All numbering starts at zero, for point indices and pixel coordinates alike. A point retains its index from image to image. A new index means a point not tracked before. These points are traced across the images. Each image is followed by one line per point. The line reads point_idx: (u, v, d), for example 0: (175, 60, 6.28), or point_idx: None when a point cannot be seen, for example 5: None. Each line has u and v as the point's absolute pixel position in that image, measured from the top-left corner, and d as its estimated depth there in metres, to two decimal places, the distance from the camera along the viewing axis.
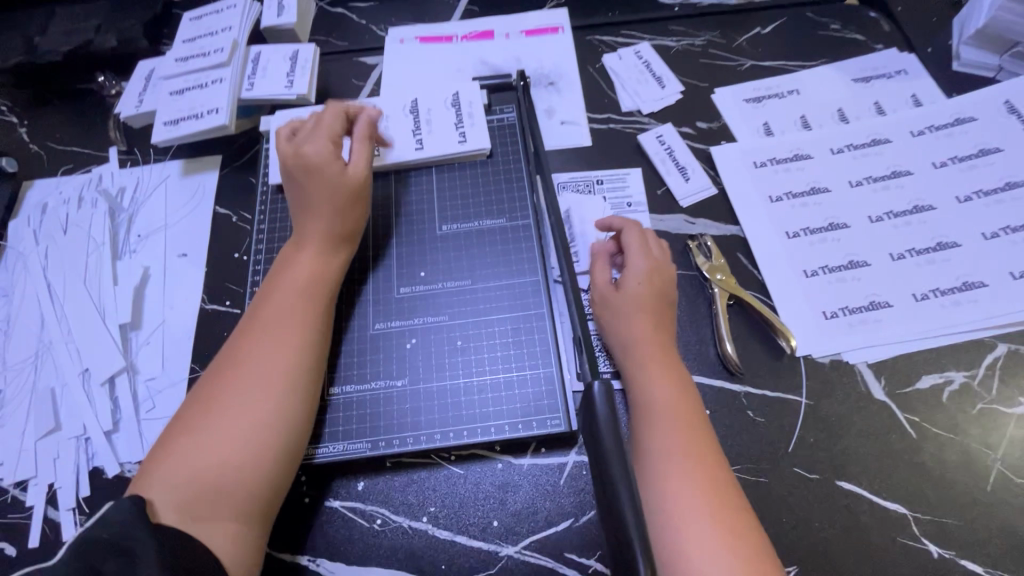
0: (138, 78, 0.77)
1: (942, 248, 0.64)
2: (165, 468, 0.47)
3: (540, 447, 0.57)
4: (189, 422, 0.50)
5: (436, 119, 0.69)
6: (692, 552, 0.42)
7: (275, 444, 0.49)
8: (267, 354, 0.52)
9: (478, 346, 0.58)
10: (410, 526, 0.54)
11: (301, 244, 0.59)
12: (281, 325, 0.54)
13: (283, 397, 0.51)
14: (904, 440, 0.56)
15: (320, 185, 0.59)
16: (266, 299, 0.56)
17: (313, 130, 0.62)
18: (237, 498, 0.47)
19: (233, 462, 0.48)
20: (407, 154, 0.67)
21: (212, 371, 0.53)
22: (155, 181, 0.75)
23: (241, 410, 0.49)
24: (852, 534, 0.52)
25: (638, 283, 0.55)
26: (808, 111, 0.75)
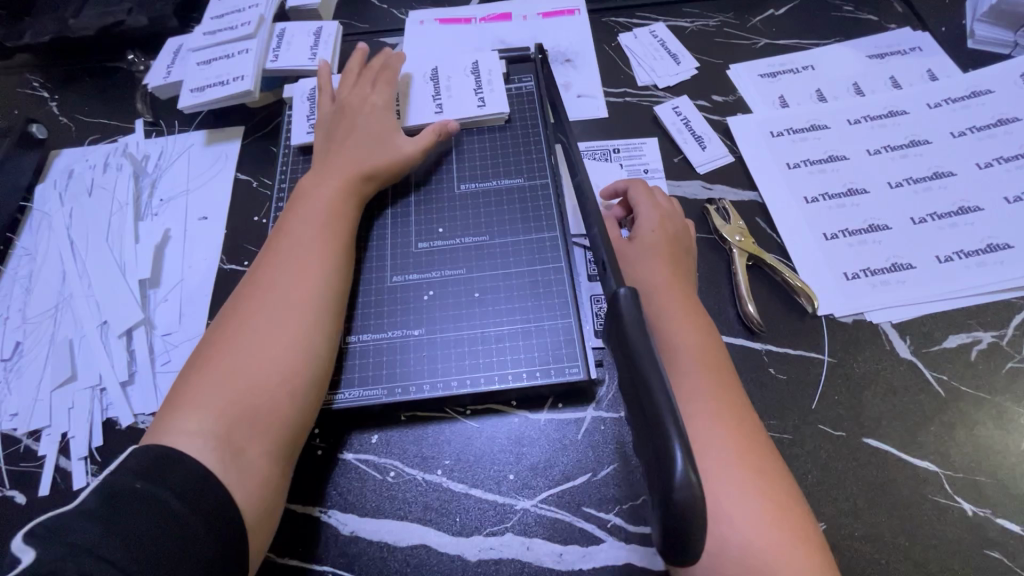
0: (166, 52, 0.80)
1: (964, 212, 0.63)
2: (195, 396, 0.47)
3: (557, 402, 0.56)
4: (214, 352, 0.50)
5: (455, 85, 0.71)
6: (711, 471, 0.44)
7: (305, 369, 0.50)
8: (293, 285, 0.53)
9: (495, 299, 0.59)
10: (424, 478, 0.53)
11: (322, 187, 0.60)
12: (305, 259, 0.55)
13: (310, 325, 0.52)
14: (933, 399, 0.54)
15: (350, 136, 0.64)
16: (287, 236, 0.57)
17: (347, 85, 0.68)
18: (270, 422, 0.48)
19: (265, 387, 0.48)
20: (427, 113, 0.69)
21: (233, 306, 0.53)
22: (179, 149, 0.76)
23: (268, 337, 0.50)
24: (881, 492, 0.51)
25: (652, 230, 0.57)
26: (824, 85, 0.75)
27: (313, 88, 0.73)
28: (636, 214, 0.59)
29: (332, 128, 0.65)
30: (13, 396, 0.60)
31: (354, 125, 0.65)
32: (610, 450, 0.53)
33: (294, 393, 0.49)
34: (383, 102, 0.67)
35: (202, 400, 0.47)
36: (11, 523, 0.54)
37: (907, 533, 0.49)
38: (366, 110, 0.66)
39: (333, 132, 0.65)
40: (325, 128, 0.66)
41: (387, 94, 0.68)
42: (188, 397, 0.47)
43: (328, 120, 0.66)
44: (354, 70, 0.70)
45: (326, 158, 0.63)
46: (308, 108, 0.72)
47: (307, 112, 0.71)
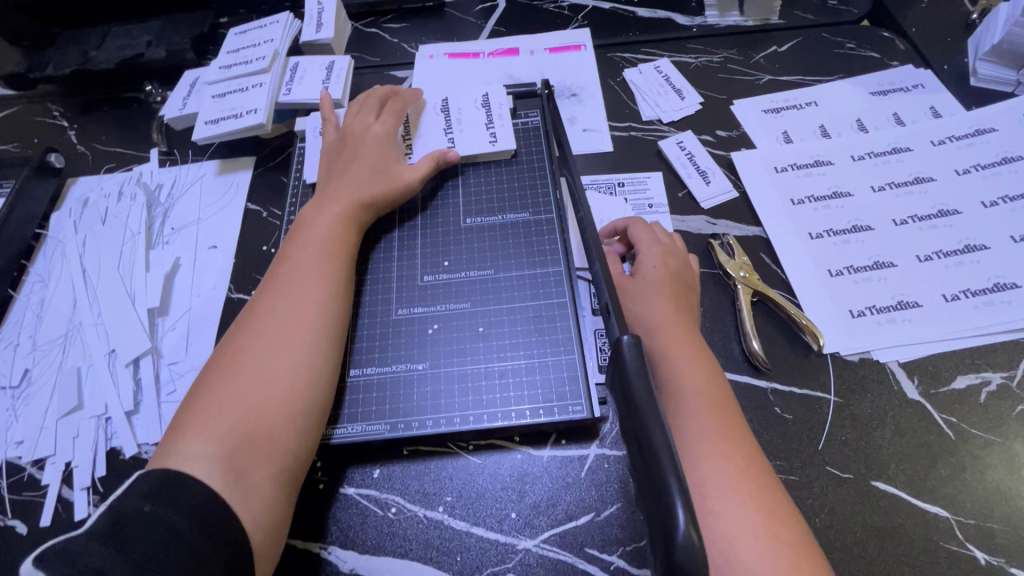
0: (182, 85, 0.82)
1: (970, 250, 0.63)
2: (197, 423, 0.47)
3: (560, 438, 0.56)
4: (216, 378, 0.50)
5: (466, 118, 0.72)
6: (719, 515, 0.44)
7: (307, 390, 0.51)
8: (294, 308, 0.54)
9: (499, 333, 0.59)
10: (425, 515, 0.53)
11: (324, 213, 0.61)
12: (306, 283, 0.56)
13: (311, 346, 0.52)
14: (942, 442, 0.54)
15: (353, 165, 0.65)
16: (288, 262, 0.58)
17: (351, 116, 0.70)
18: (274, 445, 0.48)
19: (267, 410, 0.48)
20: (439, 145, 0.70)
21: (234, 333, 0.54)
22: (192, 178, 0.78)
23: (269, 361, 0.50)
24: (890, 537, 0.50)
25: (655, 266, 0.57)
26: (827, 121, 0.76)
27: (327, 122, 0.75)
28: (637, 251, 0.60)
29: (336, 159, 0.67)
30: (20, 424, 0.61)
31: (357, 155, 0.66)
32: (613, 489, 0.53)
33: (297, 415, 0.49)
34: (385, 129, 0.69)
35: (205, 426, 0.47)
36: (10, 554, 0.54)
37: None
38: (369, 139, 0.67)
39: (337, 162, 0.66)
40: (329, 159, 0.68)
41: (390, 122, 0.69)
42: (191, 424, 0.47)
43: (331, 151, 0.68)
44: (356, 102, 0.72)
45: (329, 187, 0.64)
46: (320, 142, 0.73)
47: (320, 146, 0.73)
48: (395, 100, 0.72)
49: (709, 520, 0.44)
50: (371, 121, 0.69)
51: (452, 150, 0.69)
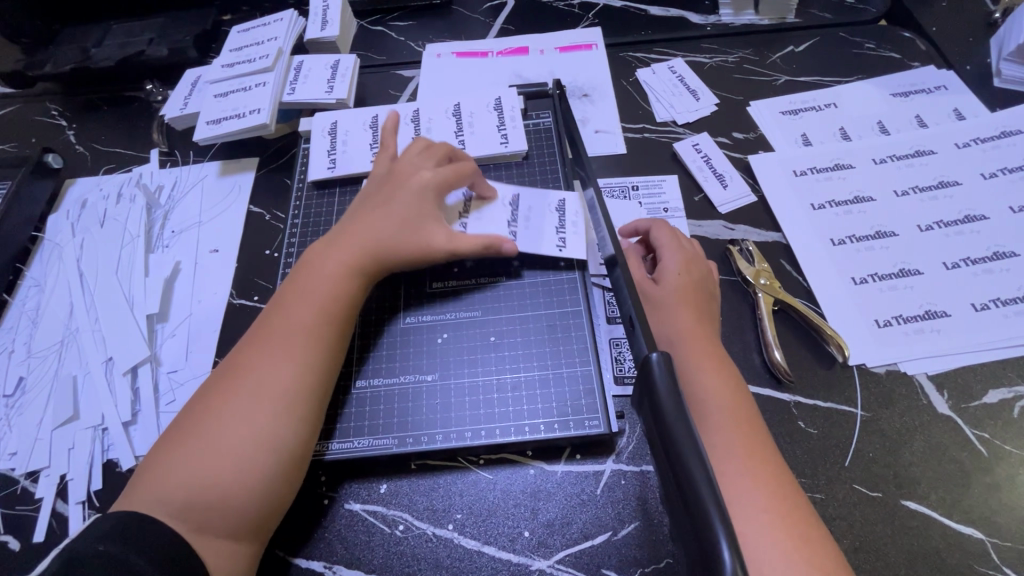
0: (184, 83, 0.80)
1: (1000, 257, 0.61)
2: (164, 470, 0.45)
3: (575, 453, 0.53)
4: (188, 424, 0.48)
5: (536, 218, 0.62)
6: (748, 540, 0.41)
7: (273, 460, 0.46)
8: (271, 366, 0.49)
9: (511, 343, 0.57)
10: (434, 533, 0.51)
11: (327, 256, 0.56)
12: (288, 337, 0.51)
13: (283, 412, 0.48)
14: (974, 458, 0.51)
15: (382, 209, 0.58)
16: (279, 307, 0.53)
17: (412, 153, 0.63)
18: (228, 512, 0.44)
19: (225, 476, 0.45)
20: (496, 232, 0.60)
21: (216, 375, 0.51)
22: (193, 180, 0.76)
23: (238, 421, 0.47)
24: (921, 559, 0.47)
25: (677, 274, 0.55)
26: (847, 123, 0.74)
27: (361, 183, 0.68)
28: (659, 254, 0.58)
29: (373, 201, 0.60)
30: (13, 435, 0.59)
31: (393, 198, 0.59)
32: (630, 507, 0.51)
33: (256, 487, 0.45)
34: (435, 178, 0.60)
35: (166, 479, 0.45)
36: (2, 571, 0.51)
37: None
38: (411, 186, 0.59)
39: (372, 201, 0.60)
40: (368, 194, 0.61)
41: (443, 175, 0.60)
42: (156, 470, 0.46)
43: (374, 185, 0.62)
44: (420, 144, 0.64)
45: (354, 225, 0.58)
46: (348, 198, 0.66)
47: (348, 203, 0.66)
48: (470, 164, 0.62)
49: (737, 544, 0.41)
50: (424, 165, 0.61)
51: (508, 240, 0.58)
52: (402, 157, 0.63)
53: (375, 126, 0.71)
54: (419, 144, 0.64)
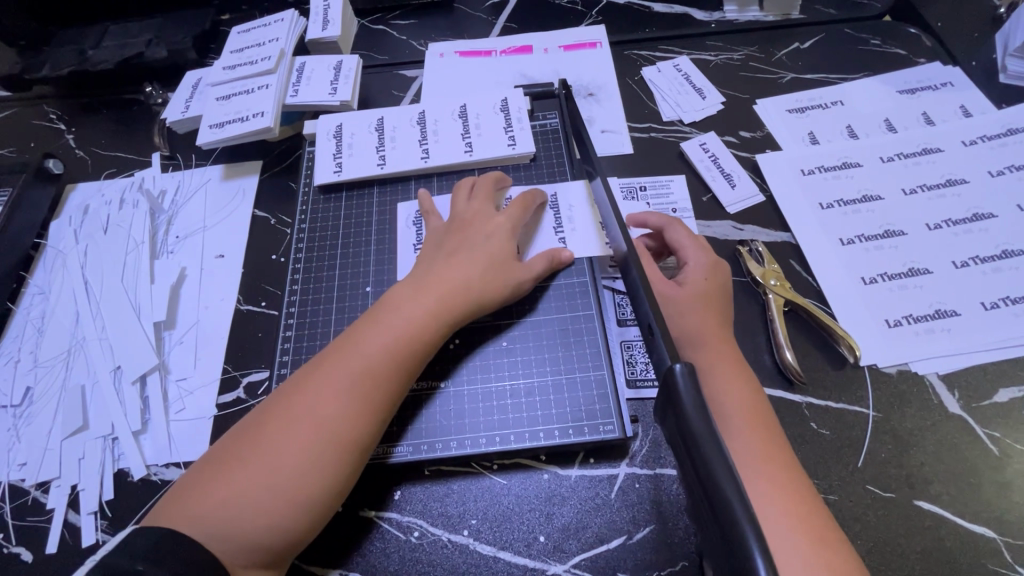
0: (185, 86, 0.79)
1: (1008, 255, 0.61)
2: (214, 495, 0.45)
3: (589, 457, 0.53)
4: (247, 454, 0.47)
5: (578, 216, 0.64)
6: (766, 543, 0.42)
7: (328, 512, 0.47)
8: (346, 419, 0.48)
9: (524, 348, 0.58)
10: (449, 539, 0.51)
11: (409, 300, 0.54)
12: (366, 389, 0.49)
13: (349, 469, 0.47)
14: (985, 457, 0.52)
15: (459, 256, 0.57)
16: (357, 349, 0.51)
17: (466, 197, 0.62)
18: (272, 551, 0.45)
19: (279, 521, 0.45)
20: (549, 243, 0.62)
21: (281, 406, 0.49)
22: (196, 184, 0.75)
23: (303, 472, 0.46)
24: (934, 558, 0.48)
25: (700, 277, 0.56)
26: (854, 121, 0.74)
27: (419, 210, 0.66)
28: (681, 253, 0.58)
29: (449, 238, 0.59)
30: (22, 445, 0.58)
31: (467, 245, 0.58)
32: (645, 510, 0.51)
33: (306, 532, 0.46)
34: (511, 222, 0.60)
35: (218, 506, 0.44)
36: None
37: None
38: (486, 232, 0.58)
39: (443, 247, 0.58)
40: (436, 241, 0.59)
41: (515, 216, 0.60)
42: (207, 494, 0.45)
43: (441, 234, 0.60)
44: (482, 182, 0.63)
45: (435, 262, 0.57)
46: (414, 235, 0.64)
47: (413, 240, 0.64)
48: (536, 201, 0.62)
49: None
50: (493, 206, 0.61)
51: (563, 250, 0.60)
52: (471, 194, 0.62)
53: (381, 128, 0.70)
54: (484, 182, 0.63)
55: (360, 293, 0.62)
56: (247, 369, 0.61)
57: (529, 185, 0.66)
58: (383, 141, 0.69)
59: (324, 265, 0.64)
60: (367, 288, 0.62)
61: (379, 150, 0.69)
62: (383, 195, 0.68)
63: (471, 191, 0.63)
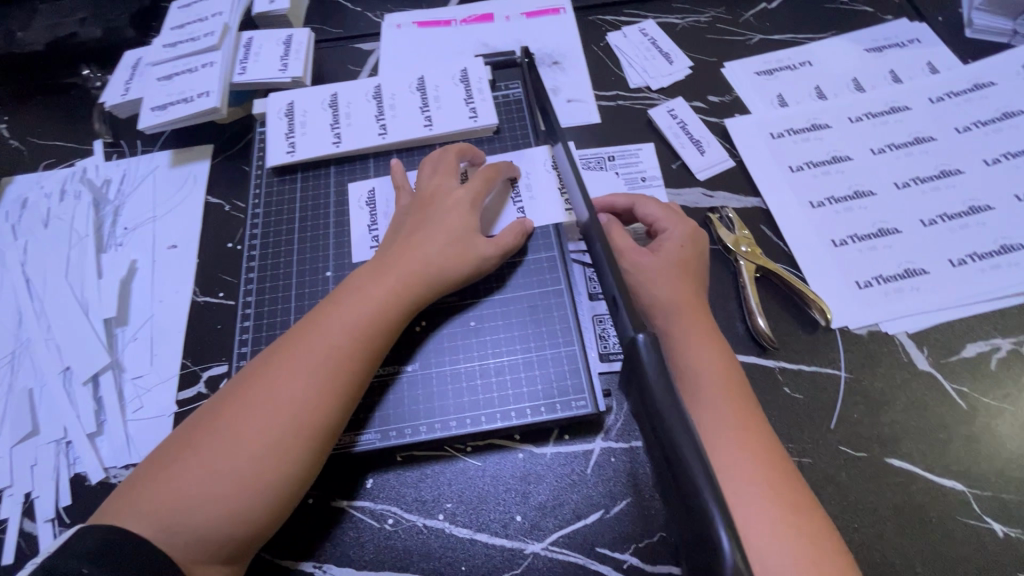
0: (124, 67, 0.74)
1: (975, 211, 0.61)
2: (166, 483, 0.43)
3: (564, 434, 0.53)
4: (200, 445, 0.44)
5: (537, 182, 0.62)
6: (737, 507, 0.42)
7: (290, 501, 0.45)
8: (305, 407, 0.46)
9: (493, 327, 0.56)
10: (424, 524, 0.50)
11: (371, 280, 0.52)
12: (326, 375, 0.47)
13: (311, 457, 0.46)
14: (954, 412, 0.52)
15: (418, 235, 0.54)
16: (317, 334, 0.48)
17: (428, 173, 0.59)
18: (231, 545, 0.43)
19: (238, 508, 0.43)
20: (509, 215, 0.60)
21: (238, 394, 0.46)
22: (143, 172, 0.71)
23: (260, 462, 0.44)
24: (906, 514, 0.48)
25: (680, 246, 0.54)
26: (822, 82, 0.72)
27: (372, 190, 0.63)
28: (655, 225, 0.57)
29: (412, 216, 0.56)
30: None
31: (428, 222, 0.55)
32: (621, 484, 0.50)
33: (268, 519, 0.44)
34: (471, 194, 0.57)
35: (169, 494, 0.42)
36: None
37: (936, 557, 0.47)
38: (447, 206, 0.56)
39: (404, 228, 0.56)
40: (399, 222, 0.57)
41: (476, 188, 0.57)
42: (158, 489, 0.43)
43: (404, 212, 0.58)
44: (439, 155, 0.60)
45: (398, 242, 0.55)
46: (367, 217, 0.62)
47: (367, 223, 0.62)
48: (499, 171, 0.60)
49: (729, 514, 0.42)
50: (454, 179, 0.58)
51: (527, 219, 0.58)
52: (432, 169, 0.60)
53: (335, 105, 0.67)
54: (444, 155, 0.60)
55: (320, 279, 0.59)
56: (208, 362, 0.58)
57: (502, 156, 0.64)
58: (338, 117, 0.66)
59: (281, 251, 0.61)
60: (327, 273, 0.60)
61: (333, 128, 0.65)
62: (342, 175, 0.65)
63: (432, 166, 0.60)
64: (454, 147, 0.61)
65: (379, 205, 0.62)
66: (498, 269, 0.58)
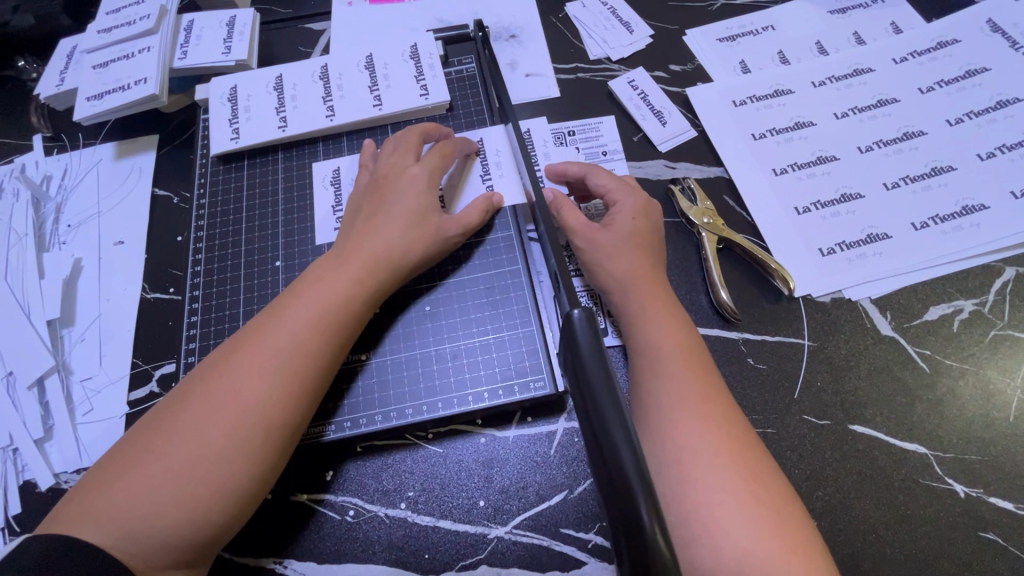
0: (59, 55, 0.70)
1: (937, 172, 0.60)
2: (121, 488, 0.39)
3: (526, 416, 0.52)
4: (156, 446, 0.41)
5: (506, 160, 0.60)
6: (697, 480, 0.41)
7: (255, 499, 0.42)
8: (273, 400, 0.43)
9: (449, 311, 0.55)
10: (386, 514, 0.49)
11: (334, 268, 0.49)
12: (295, 365, 0.44)
13: (278, 452, 0.43)
14: (917, 375, 0.52)
15: (379, 220, 0.52)
16: (283, 323, 0.46)
17: (386, 154, 0.56)
18: (191, 548, 0.40)
19: (202, 509, 0.40)
20: (475, 193, 0.58)
21: (199, 388, 0.43)
22: (85, 166, 0.68)
23: (225, 460, 0.41)
24: (869, 480, 0.48)
25: (633, 217, 0.53)
26: (785, 46, 0.71)
27: (336, 169, 0.61)
28: (607, 197, 0.56)
29: (369, 198, 0.54)
30: None
31: (386, 204, 0.53)
32: (584, 464, 0.49)
33: (235, 518, 0.41)
34: (429, 172, 0.54)
35: (125, 499, 0.39)
36: None
37: (898, 521, 0.47)
38: (404, 186, 0.53)
39: (362, 213, 0.53)
40: (357, 204, 0.55)
41: (433, 165, 0.55)
42: (112, 495, 0.39)
43: (362, 194, 0.55)
44: (398, 135, 0.57)
45: (357, 227, 0.52)
46: (332, 196, 0.60)
47: (332, 202, 0.60)
48: (457, 148, 0.57)
49: (687, 487, 0.41)
50: (412, 156, 0.55)
51: (492, 196, 0.56)
52: (389, 148, 0.57)
53: (280, 87, 0.64)
54: (403, 134, 0.57)
55: (269, 269, 0.58)
56: (159, 361, 0.56)
57: (470, 133, 0.62)
58: (283, 100, 0.63)
59: (229, 242, 0.59)
60: (276, 263, 0.58)
61: (279, 111, 0.63)
62: (290, 161, 0.63)
63: (390, 146, 0.57)
64: (415, 125, 0.58)
65: (343, 184, 0.60)
66: (458, 249, 0.57)
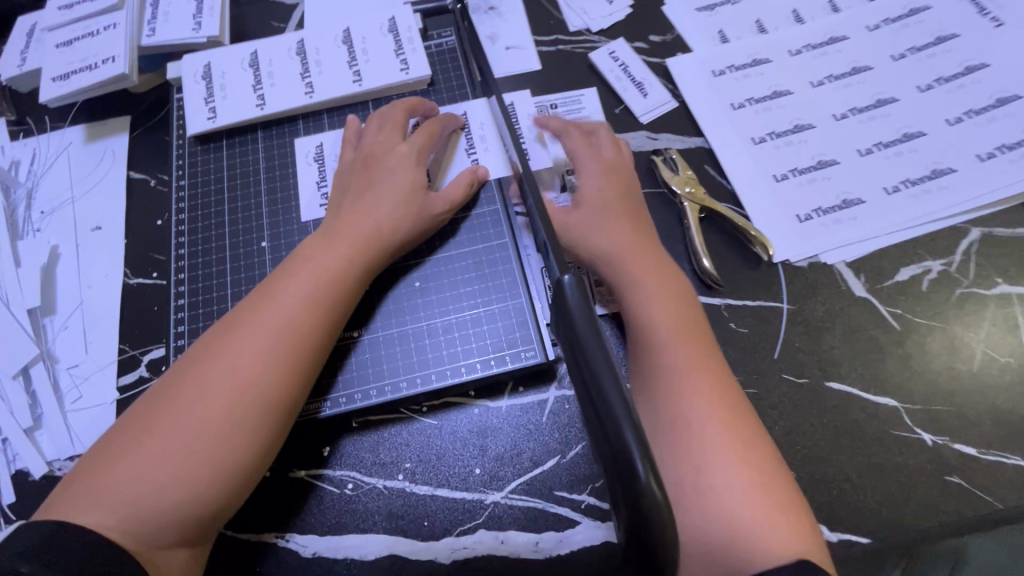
0: (19, 34, 0.67)
1: (909, 138, 0.62)
2: (118, 469, 0.40)
3: (518, 386, 0.53)
4: (153, 427, 0.41)
5: (490, 134, 0.60)
6: (699, 438, 0.43)
7: (255, 475, 0.43)
8: (270, 379, 0.43)
9: (438, 285, 0.56)
10: (385, 486, 0.50)
11: (323, 248, 0.49)
12: (289, 346, 0.44)
13: (274, 431, 0.43)
14: (888, 334, 0.54)
15: (366, 200, 0.52)
16: (275, 304, 0.46)
17: (371, 132, 0.56)
18: (193, 525, 0.40)
19: (202, 487, 0.40)
20: (459, 168, 0.58)
21: (195, 368, 0.43)
22: (55, 150, 0.66)
23: (224, 440, 0.41)
24: (843, 433, 0.51)
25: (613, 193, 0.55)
26: (763, 15, 0.71)
27: (318, 146, 0.61)
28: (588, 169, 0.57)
29: (354, 178, 0.54)
30: None
31: (373, 182, 0.53)
32: (575, 429, 0.51)
33: (236, 495, 0.42)
34: (416, 150, 0.54)
35: (124, 481, 0.39)
36: None
37: (871, 470, 0.50)
38: (390, 164, 0.53)
39: (349, 193, 0.53)
40: (343, 182, 0.55)
41: (420, 144, 0.55)
42: (109, 478, 0.39)
43: (348, 172, 0.55)
44: (381, 113, 0.57)
45: (344, 207, 0.52)
46: (316, 172, 0.59)
47: (316, 177, 0.59)
48: (442, 124, 0.57)
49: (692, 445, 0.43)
50: (397, 134, 0.55)
51: (477, 171, 0.57)
52: (373, 127, 0.56)
53: (256, 64, 0.63)
54: (389, 111, 0.57)
55: (255, 250, 0.57)
56: (147, 346, 0.56)
57: (452, 107, 0.62)
58: (259, 77, 0.62)
59: (211, 225, 0.59)
60: (262, 244, 0.57)
61: (255, 89, 0.62)
62: (269, 140, 0.61)
63: (374, 124, 0.57)
64: (399, 102, 0.58)
65: (327, 159, 0.60)
66: (446, 225, 0.57)
